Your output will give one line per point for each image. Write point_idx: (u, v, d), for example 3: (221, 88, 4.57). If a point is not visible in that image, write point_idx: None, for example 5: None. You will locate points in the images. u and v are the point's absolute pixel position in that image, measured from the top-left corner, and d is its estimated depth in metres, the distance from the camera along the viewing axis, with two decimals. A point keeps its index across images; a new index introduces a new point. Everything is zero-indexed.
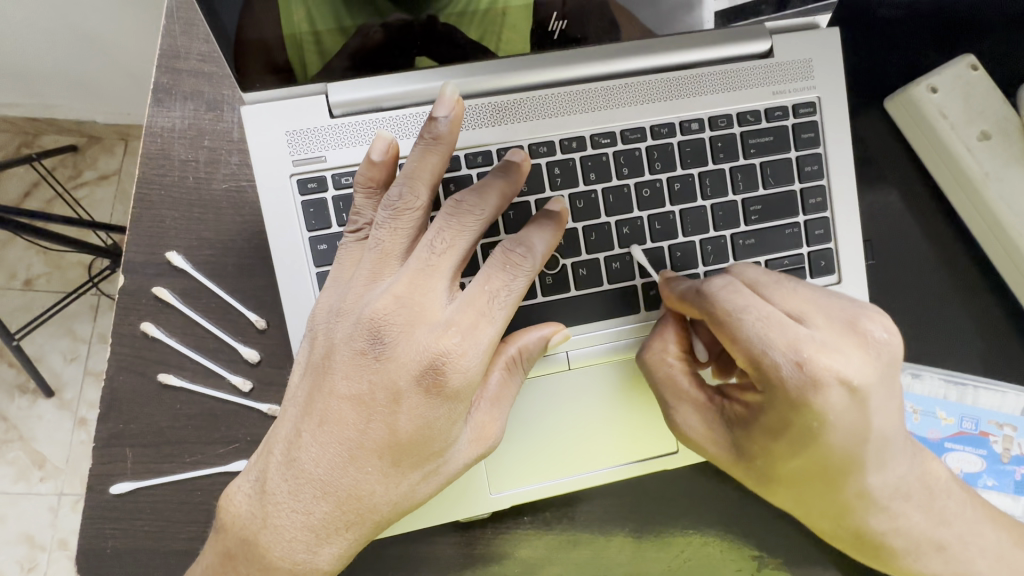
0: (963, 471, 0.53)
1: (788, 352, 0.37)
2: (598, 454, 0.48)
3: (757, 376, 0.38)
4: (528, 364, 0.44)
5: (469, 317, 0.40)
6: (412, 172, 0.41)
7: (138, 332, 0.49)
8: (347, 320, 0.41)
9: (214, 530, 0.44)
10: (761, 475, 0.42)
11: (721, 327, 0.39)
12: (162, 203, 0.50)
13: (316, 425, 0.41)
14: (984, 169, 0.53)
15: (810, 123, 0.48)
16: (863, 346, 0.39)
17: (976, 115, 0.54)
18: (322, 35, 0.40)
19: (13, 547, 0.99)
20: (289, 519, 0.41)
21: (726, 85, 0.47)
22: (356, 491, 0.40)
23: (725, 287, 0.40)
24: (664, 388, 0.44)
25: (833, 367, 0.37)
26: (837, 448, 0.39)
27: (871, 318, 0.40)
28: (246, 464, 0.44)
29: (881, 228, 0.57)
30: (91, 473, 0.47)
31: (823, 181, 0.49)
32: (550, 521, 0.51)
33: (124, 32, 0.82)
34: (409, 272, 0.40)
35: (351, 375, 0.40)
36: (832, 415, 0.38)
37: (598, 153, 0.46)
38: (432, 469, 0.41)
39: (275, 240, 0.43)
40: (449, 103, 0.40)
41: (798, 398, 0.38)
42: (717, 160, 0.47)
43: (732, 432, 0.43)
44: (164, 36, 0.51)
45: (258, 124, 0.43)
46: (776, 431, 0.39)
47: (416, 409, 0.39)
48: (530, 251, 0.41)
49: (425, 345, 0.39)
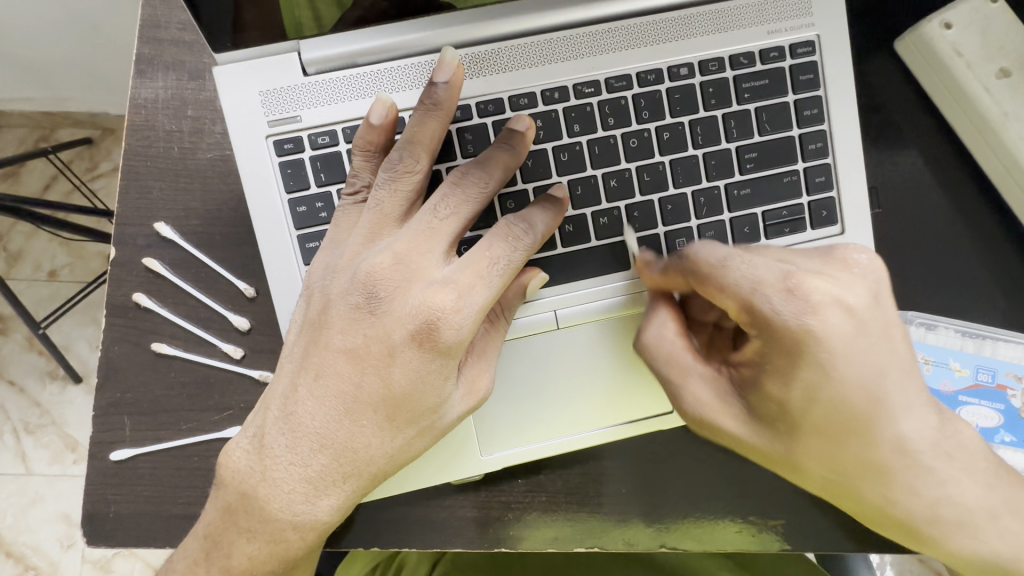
0: (979, 425, 0.51)
1: (778, 283, 0.37)
2: (589, 415, 0.47)
3: (752, 318, 0.37)
4: (509, 314, 0.43)
5: (467, 277, 0.39)
6: (412, 137, 0.40)
7: (131, 303, 0.50)
8: (343, 276, 0.40)
9: (215, 487, 0.44)
10: (787, 436, 0.39)
11: (709, 280, 0.38)
12: (148, 174, 0.50)
13: (312, 379, 0.40)
14: (1003, 109, 0.50)
15: (808, 64, 0.46)
16: (848, 269, 0.38)
17: (995, 50, 0.50)
18: (320, 7, 0.41)
19: (52, 525, 1.03)
20: (287, 472, 0.41)
21: (717, 26, 0.45)
22: (352, 444, 0.40)
23: (704, 244, 0.39)
24: (669, 368, 0.42)
25: (825, 290, 0.36)
26: (854, 384, 0.37)
27: (846, 246, 0.40)
28: (245, 422, 0.44)
29: (891, 179, 0.54)
30: (92, 441, 0.49)
31: (824, 125, 0.46)
32: (546, 483, 0.50)
33: (122, 19, 0.82)
34: (409, 232, 0.39)
35: (347, 330, 0.40)
36: (835, 341, 0.36)
37: (582, 103, 0.44)
38: (427, 426, 0.41)
39: (254, 202, 0.43)
40: (448, 68, 0.40)
41: (798, 328, 0.36)
42: (709, 107, 0.45)
43: (746, 399, 0.39)
44: (145, 7, 0.50)
45: (231, 86, 0.42)
46: (788, 375, 0.37)
47: (410, 363, 0.39)
48: (532, 228, 0.40)
49: (419, 300, 0.38)
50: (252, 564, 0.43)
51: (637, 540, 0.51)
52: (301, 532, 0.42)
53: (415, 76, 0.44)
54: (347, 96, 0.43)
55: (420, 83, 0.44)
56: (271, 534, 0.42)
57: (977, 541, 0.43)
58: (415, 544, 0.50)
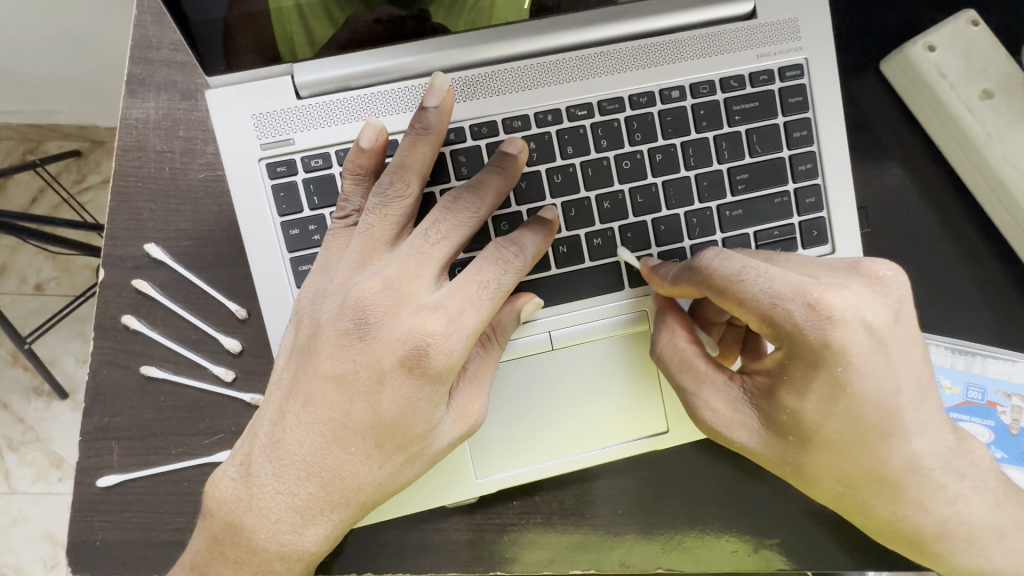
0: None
1: (798, 296, 0.36)
2: (584, 436, 0.47)
3: (773, 330, 0.37)
4: (502, 338, 0.43)
5: (458, 302, 0.39)
6: (403, 162, 0.40)
7: (120, 325, 0.49)
8: (332, 302, 0.40)
9: (202, 516, 0.43)
10: (800, 449, 0.39)
11: (726, 292, 0.38)
12: (139, 195, 0.50)
13: (300, 406, 0.40)
14: (986, 130, 0.51)
15: (797, 86, 0.46)
16: (872, 285, 0.38)
17: (977, 73, 0.51)
18: (311, 25, 0.40)
19: (36, 545, 1.01)
20: (274, 501, 0.40)
21: (707, 50, 0.46)
22: (340, 472, 0.40)
23: (719, 254, 0.39)
24: (683, 378, 0.41)
25: (846, 304, 0.36)
26: (871, 399, 0.37)
27: (873, 260, 0.39)
28: (232, 449, 0.44)
29: (879, 196, 0.55)
30: (78, 467, 0.48)
31: (813, 147, 0.47)
32: (541, 505, 0.50)
33: (113, 34, 0.82)
34: (400, 257, 0.39)
35: (336, 356, 0.39)
36: (854, 357, 0.36)
37: (575, 126, 0.44)
38: (416, 452, 0.40)
39: (246, 225, 0.42)
40: (438, 93, 0.40)
41: (817, 341, 0.36)
42: (700, 128, 0.46)
43: (758, 409, 0.40)
44: (136, 27, 0.50)
45: (223, 109, 0.42)
46: (804, 387, 0.37)
47: (399, 389, 0.38)
48: (522, 250, 0.40)
49: (410, 325, 0.38)
50: None
51: (633, 563, 0.50)
52: (289, 562, 0.41)
53: (408, 99, 0.44)
54: (341, 119, 0.43)
55: (414, 106, 0.44)
56: (259, 565, 0.41)
57: (977, 558, 0.43)
58: (409, 569, 0.49)
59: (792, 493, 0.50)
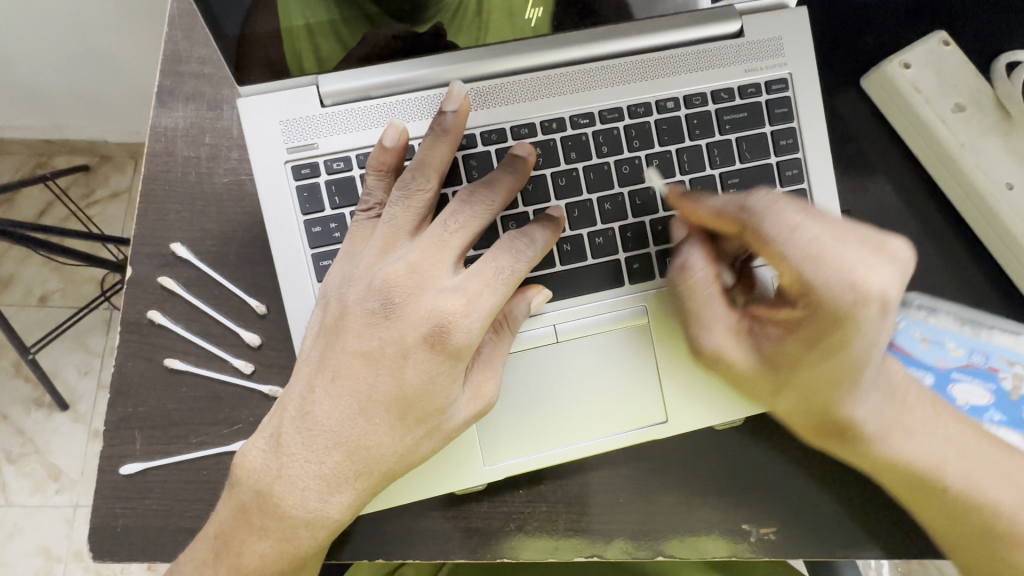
0: (968, 402, 0.54)
1: (837, 272, 0.39)
2: (587, 425, 0.49)
3: (803, 291, 0.40)
4: (513, 330, 0.46)
5: (475, 285, 0.41)
6: (423, 159, 0.44)
7: (145, 319, 0.51)
8: (359, 284, 0.43)
9: (228, 487, 0.45)
10: (792, 390, 0.45)
11: (768, 246, 0.41)
12: (167, 197, 0.53)
13: (328, 380, 0.42)
14: (960, 141, 0.55)
15: (783, 98, 0.50)
16: (892, 259, 0.41)
17: (950, 88, 0.56)
18: (319, 39, 0.44)
19: (31, 558, 1.01)
20: (301, 470, 0.42)
21: (699, 65, 0.49)
22: (365, 442, 0.42)
23: (769, 203, 0.41)
24: (696, 309, 0.45)
25: (877, 280, 0.40)
26: (863, 355, 0.42)
27: (894, 240, 0.42)
28: (262, 423, 0.46)
29: (863, 202, 0.58)
30: (102, 455, 0.50)
31: (799, 154, 0.50)
32: (546, 494, 0.52)
33: (133, 54, 0.86)
34: (422, 243, 0.42)
35: (363, 333, 0.42)
36: (868, 327, 0.41)
37: (578, 133, 0.48)
38: (435, 426, 0.43)
39: (272, 222, 0.45)
40: (456, 99, 0.44)
41: (844, 313, 0.40)
42: (694, 137, 0.49)
43: (761, 349, 0.45)
44: (167, 43, 0.54)
45: (252, 116, 0.45)
46: (816, 341, 0.42)
47: (422, 364, 0.41)
48: (533, 241, 0.43)
49: (432, 306, 0.41)
50: (260, 563, 0.44)
51: (636, 551, 0.52)
52: (314, 529, 0.43)
53: (428, 107, 0.47)
54: (361, 126, 0.46)
55: (433, 113, 0.47)
56: (286, 531, 0.43)
57: None
58: (421, 556, 0.51)
59: (786, 484, 0.53)
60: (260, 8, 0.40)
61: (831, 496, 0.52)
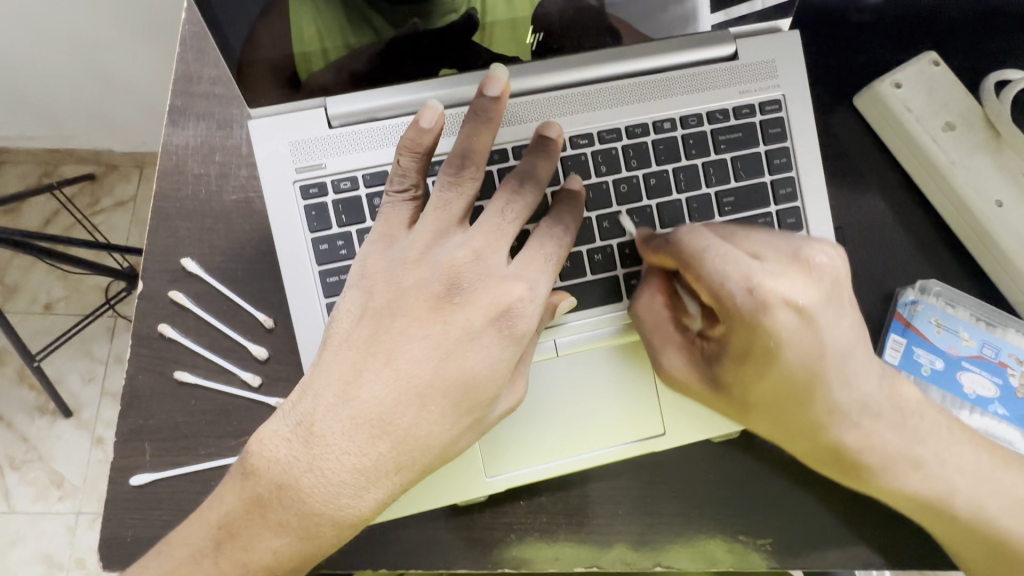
0: (975, 391, 0.54)
1: (740, 281, 0.40)
2: (587, 438, 0.50)
3: (719, 306, 0.42)
4: (550, 321, 0.47)
5: (532, 271, 0.43)
6: (468, 147, 0.44)
7: (155, 333, 0.53)
8: (419, 267, 0.43)
9: (238, 477, 0.43)
10: (744, 405, 0.45)
11: (687, 267, 0.43)
12: (177, 214, 0.54)
13: (380, 365, 0.41)
14: (951, 158, 0.56)
15: (776, 119, 0.52)
16: (809, 270, 0.41)
17: (941, 107, 0.57)
18: (330, 53, 0.44)
19: (33, 566, 1.01)
20: (338, 461, 0.40)
21: (695, 86, 0.51)
22: (413, 433, 0.40)
23: (689, 231, 0.43)
24: (652, 334, 0.48)
25: (782, 292, 0.40)
26: (799, 369, 0.42)
27: (814, 245, 0.42)
28: (280, 409, 0.43)
29: (856, 218, 0.59)
30: (113, 466, 0.51)
31: (792, 173, 0.52)
32: (546, 505, 0.53)
33: (142, 68, 0.88)
34: (481, 230, 0.43)
35: (423, 318, 0.42)
36: (784, 335, 0.40)
37: (577, 153, 0.49)
38: (482, 417, 0.42)
39: (281, 240, 0.47)
40: (500, 83, 0.43)
41: (750, 321, 0.40)
42: (690, 156, 0.51)
43: (714, 369, 0.46)
44: (179, 64, 0.56)
45: (263, 137, 0.47)
46: (741, 360, 0.43)
47: (488, 350, 0.41)
48: (568, 228, 0.46)
49: (498, 292, 0.42)
50: (275, 559, 0.42)
51: (634, 563, 0.53)
52: (342, 525, 0.41)
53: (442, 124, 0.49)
54: (367, 146, 0.48)
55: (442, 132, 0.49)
56: (308, 528, 0.41)
57: None
58: (422, 567, 0.52)
59: (781, 497, 0.54)
60: (264, 25, 0.40)
61: (826, 508, 0.53)
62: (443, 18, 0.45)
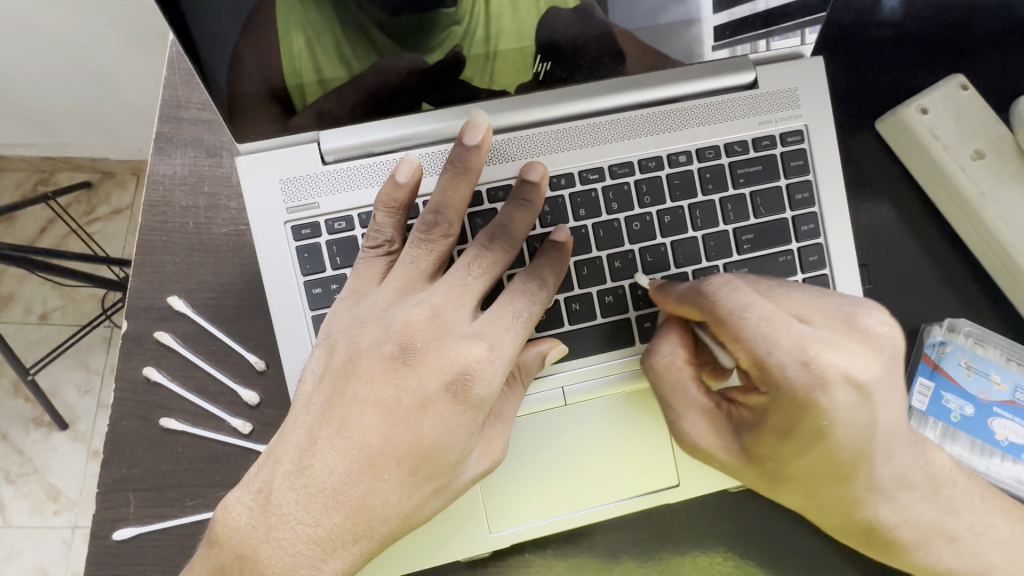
0: (1008, 438, 0.51)
1: (793, 351, 0.37)
2: (596, 491, 0.48)
3: (762, 374, 0.37)
4: (527, 379, 0.44)
5: (496, 330, 0.40)
6: (444, 199, 0.42)
7: (141, 376, 0.50)
8: (375, 327, 0.41)
9: (206, 545, 0.41)
10: (778, 482, 0.41)
11: (727, 326, 0.38)
12: (164, 249, 0.51)
13: (333, 432, 0.39)
14: (980, 190, 0.53)
15: (798, 151, 0.49)
16: (867, 341, 0.38)
17: (969, 134, 0.54)
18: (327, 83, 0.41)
19: None
20: (294, 531, 0.39)
21: (712, 117, 0.48)
22: (368, 501, 0.38)
23: (726, 286, 0.39)
24: (671, 394, 0.43)
25: (839, 365, 0.37)
26: (848, 444, 0.38)
27: (871, 312, 0.39)
28: (247, 475, 0.42)
29: (880, 250, 0.56)
30: (96, 519, 0.48)
31: (815, 208, 0.49)
32: (553, 558, 0.50)
33: (135, 79, 0.85)
34: (444, 286, 0.41)
35: (377, 380, 0.39)
36: (838, 414, 0.37)
37: (587, 189, 0.47)
38: (444, 483, 0.40)
39: (272, 285, 0.44)
40: (478, 130, 0.42)
41: (805, 398, 0.37)
42: (707, 192, 0.48)
43: (741, 438, 0.41)
44: (165, 87, 0.53)
45: (252, 175, 0.44)
46: (782, 433, 0.38)
47: (442, 416, 0.38)
48: (545, 284, 0.42)
49: (455, 353, 0.39)
50: None
51: None
52: None
53: (438, 161, 0.46)
54: (364, 184, 0.45)
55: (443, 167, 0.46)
56: None
57: None
58: None
59: (801, 549, 0.51)
60: (247, 46, 0.37)
61: (848, 561, 0.50)
62: (444, 36, 0.41)
